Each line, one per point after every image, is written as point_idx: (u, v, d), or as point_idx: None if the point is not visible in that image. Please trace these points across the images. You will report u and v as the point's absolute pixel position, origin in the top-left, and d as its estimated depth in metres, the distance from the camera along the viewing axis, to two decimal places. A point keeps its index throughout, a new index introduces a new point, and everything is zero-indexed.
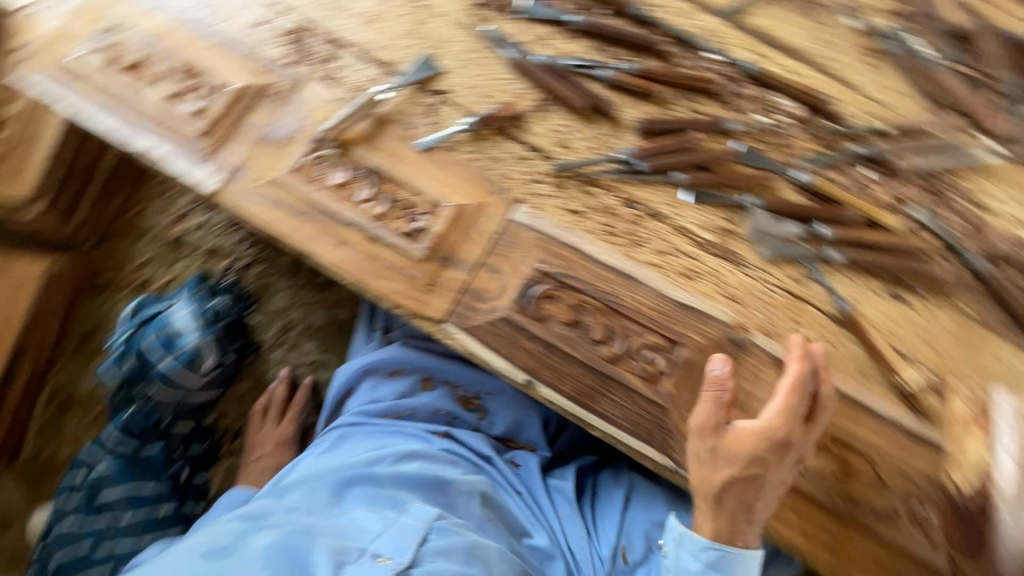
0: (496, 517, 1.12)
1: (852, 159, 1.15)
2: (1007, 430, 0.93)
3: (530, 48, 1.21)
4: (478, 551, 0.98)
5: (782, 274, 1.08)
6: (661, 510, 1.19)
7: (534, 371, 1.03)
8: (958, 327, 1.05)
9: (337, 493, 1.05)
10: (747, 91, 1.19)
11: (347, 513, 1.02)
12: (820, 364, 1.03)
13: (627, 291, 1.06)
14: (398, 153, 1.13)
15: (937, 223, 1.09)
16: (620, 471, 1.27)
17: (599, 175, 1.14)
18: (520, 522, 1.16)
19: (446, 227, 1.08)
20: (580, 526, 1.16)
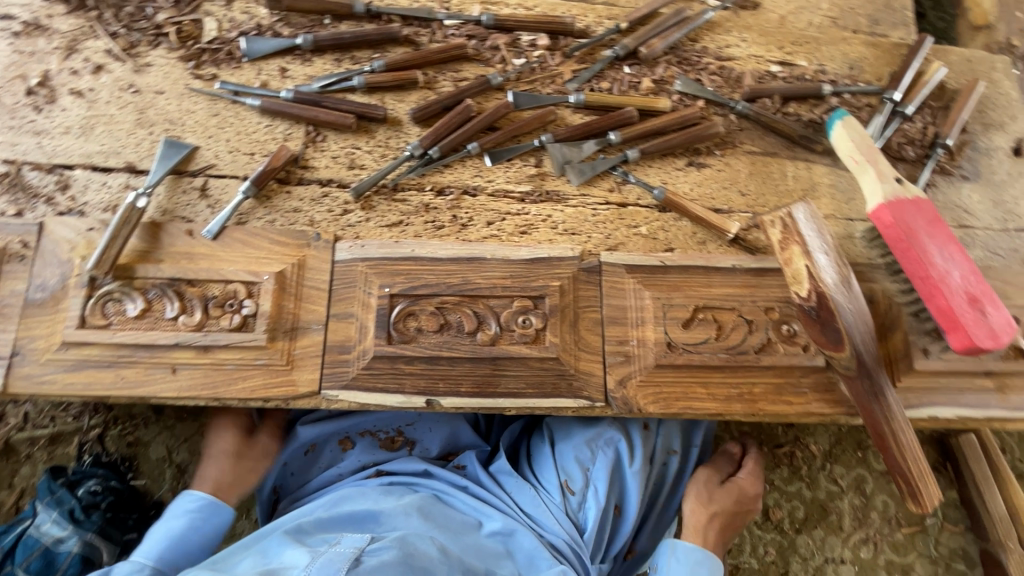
0: (443, 521, 1.09)
1: (609, 64, 1.23)
2: (810, 232, 1.01)
3: (273, 86, 1.14)
4: (415, 560, 0.94)
5: (601, 191, 1.16)
6: (575, 432, 1.20)
7: (429, 390, 1.01)
8: (749, 166, 1.21)
9: (263, 548, 0.98)
10: (495, 42, 1.22)
11: (274, 560, 0.94)
12: (665, 251, 1.14)
13: (476, 273, 1.06)
14: (190, 251, 1.02)
15: (697, 89, 1.22)
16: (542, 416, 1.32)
17: (399, 179, 1.13)
18: (470, 516, 1.14)
19: (275, 299, 1.01)
20: (530, 486, 1.18)
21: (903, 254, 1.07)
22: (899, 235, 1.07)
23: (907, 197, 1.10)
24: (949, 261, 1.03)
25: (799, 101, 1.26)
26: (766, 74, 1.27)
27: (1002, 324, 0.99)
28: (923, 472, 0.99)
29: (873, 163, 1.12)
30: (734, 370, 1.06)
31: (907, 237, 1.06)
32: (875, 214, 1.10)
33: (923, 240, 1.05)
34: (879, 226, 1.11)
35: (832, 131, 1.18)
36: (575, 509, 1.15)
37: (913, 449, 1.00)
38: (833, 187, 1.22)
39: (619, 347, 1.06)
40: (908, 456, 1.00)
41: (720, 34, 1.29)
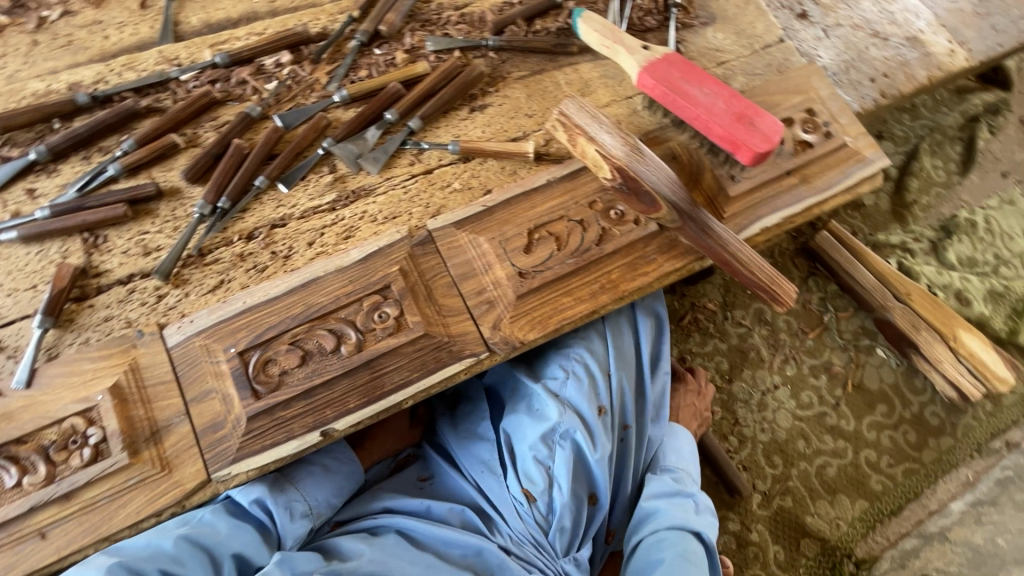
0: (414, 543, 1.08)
1: (358, 53, 1.24)
2: (586, 120, 1.08)
3: (27, 211, 1.05)
4: None
5: (403, 168, 1.18)
6: (526, 430, 1.15)
7: (319, 422, 0.99)
8: (525, 90, 1.27)
9: None
10: (240, 76, 1.19)
11: None
12: (484, 194, 1.17)
13: (316, 294, 1.04)
14: (6, 411, 0.93)
15: (448, 42, 1.26)
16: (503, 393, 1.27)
17: (201, 243, 1.07)
18: (437, 545, 1.09)
19: (120, 414, 0.94)
20: (493, 473, 1.18)
21: (675, 105, 1.17)
22: (664, 91, 1.16)
23: (657, 58, 1.19)
24: (709, 95, 1.14)
25: (543, 16, 1.34)
26: (504, 5, 1.33)
27: (770, 127, 1.11)
28: (775, 280, 1.11)
29: (619, 42, 1.21)
30: (587, 268, 1.12)
31: (671, 91, 1.16)
32: (641, 83, 1.19)
33: (684, 88, 1.16)
34: (649, 92, 1.21)
35: (579, 29, 1.26)
36: (545, 511, 1.11)
37: (758, 265, 1.11)
38: (604, 76, 1.31)
39: (479, 297, 1.09)
40: (753, 270, 1.11)
41: None
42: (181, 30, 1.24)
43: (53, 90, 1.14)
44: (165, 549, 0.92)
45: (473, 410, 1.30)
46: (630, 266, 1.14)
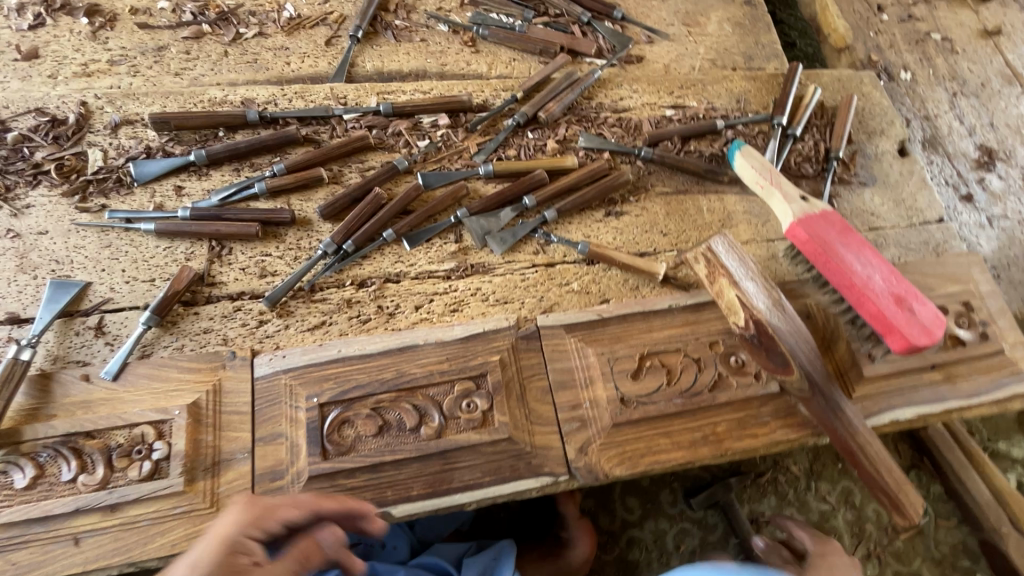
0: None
1: (512, 131, 1.25)
2: (732, 261, 1.02)
3: (169, 207, 1.08)
4: None
5: (526, 254, 1.15)
6: None
7: (377, 501, 0.92)
8: (665, 206, 1.23)
9: None
10: (396, 127, 1.22)
11: None
12: (601, 303, 1.12)
13: (410, 363, 1.00)
14: (87, 399, 0.92)
15: (600, 142, 1.25)
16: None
17: (315, 279, 1.07)
18: None
19: (190, 435, 0.91)
20: None
21: (825, 266, 1.09)
22: (816, 249, 1.09)
23: (816, 213, 1.13)
24: (868, 267, 1.06)
25: (699, 138, 1.31)
26: (662, 118, 1.32)
27: (932, 319, 1.00)
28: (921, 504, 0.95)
29: (778, 185, 1.16)
30: (693, 413, 1.03)
31: (824, 251, 1.08)
32: (791, 233, 1.13)
33: (840, 251, 1.08)
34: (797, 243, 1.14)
35: (736, 162, 1.23)
36: None
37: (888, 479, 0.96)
38: (748, 213, 1.25)
39: (572, 413, 1.01)
40: (882, 470, 0.97)
41: (612, 88, 1.35)
42: (355, 71, 1.30)
43: (228, 100, 1.19)
44: None
45: None
46: (742, 420, 1.04)
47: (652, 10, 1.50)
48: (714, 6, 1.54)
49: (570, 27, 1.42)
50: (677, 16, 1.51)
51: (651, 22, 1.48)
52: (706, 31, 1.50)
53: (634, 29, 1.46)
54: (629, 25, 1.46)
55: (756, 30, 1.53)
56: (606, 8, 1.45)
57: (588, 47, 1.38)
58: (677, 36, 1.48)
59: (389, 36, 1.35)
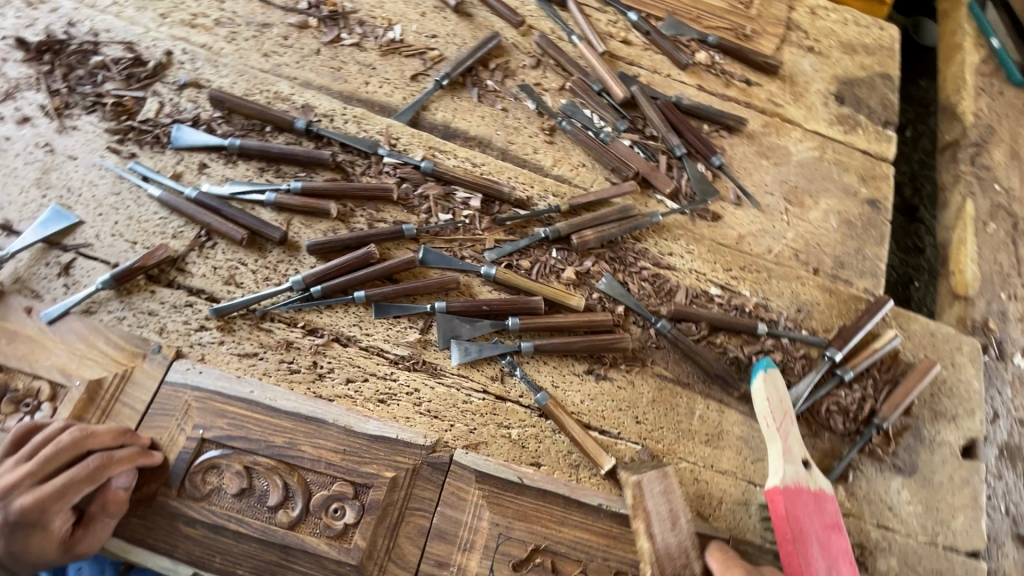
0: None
1: (537, 242, 1.16)
2: (658, 509, 0.92)
3: (186, 180, 1.10)
4: None
5: (482, 376, 1.05)
6: None
7: (201, 562, 0.88)
8: (654, 390, 1.09)
9: None
10: (427, 190, 1.17)
11: None
12: (529, 465, 1.01)
13: (307, 438, 0.95)
14: (17, 331, 0.95)
15: (620, 293, 1.13)
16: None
17: (271, 308, 1.04)
18: None
19: (76, 410, 0.91)
20: None
21: (787, 556, 0.91)
22: (787, 532, 0.91)
23: (818, 492, 0.96)
24: None
25: (731, 333, 1.15)
26: (702, 294, 1.18)
27: None
28: None
29: (784, 435, 0.99)
30: None
31: (794, 540, 0.91)
32: (770, 497, 0.95)
33: (810, 549, 0.90)
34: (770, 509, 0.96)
35: (754, 382, 1.05)
36: None
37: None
38: (743, 440, 1.08)
39: (434, 570, 0.92)
40: None
41: (666, 238, 1.22)
42: (423, 115, 1.26)
43: (291, 99, 1.20)
44: None
45: None
46: None
47: (758, 169, 1.35)
48: (828, 191, 1.36)
49: (657, 156, 1.30)
50: (781, 187, 1.34)
51: (748, 181, 1.33)
52: (806, 216, 1.32)
53: (725, 183, 1.32)
54: (722, 177, 1.32)
55: (864, 237, 1.33)
56: (706, 150, 1.32)
57: (664, 184, 1.26)
58: (770, 208, 1.31)
59: (473, 93, 1.30)
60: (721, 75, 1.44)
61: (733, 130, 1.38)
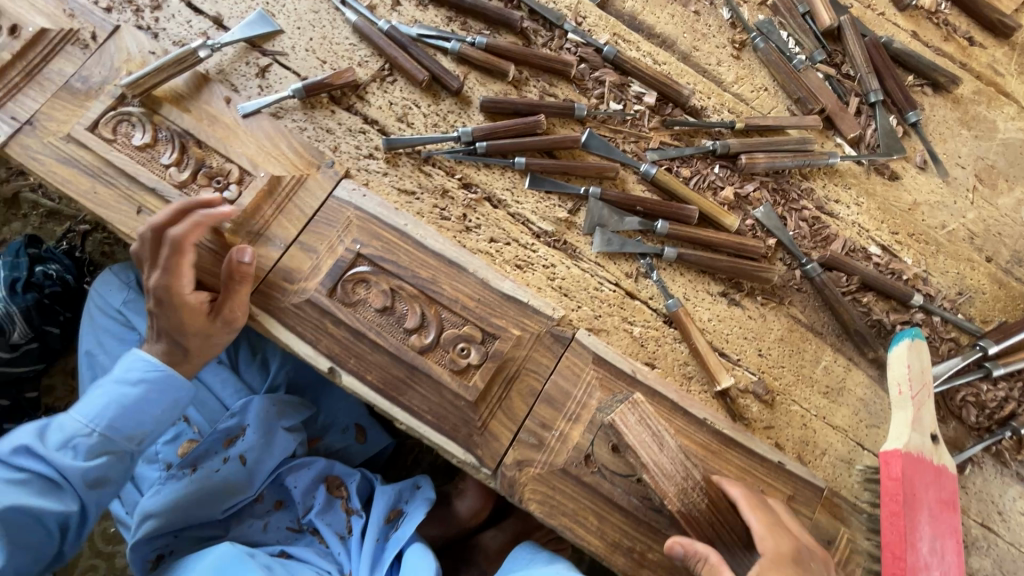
0: (160, 509, 1.10)
1: (702, 154, 1.11)
2: None
3: (378, 13, 1.12)
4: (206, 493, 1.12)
5: (618, 270, 1.06)
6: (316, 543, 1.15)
7: (339, 359, 0.96)
8: (784, 330, 1.06)
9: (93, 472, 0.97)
10: (603, 76, 1.14)
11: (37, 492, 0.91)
12: (644, 363, 1.02)
13: (449, 279, 1.00)
14: (216, 117, 1.03)
15: (777, 225, 1.08)
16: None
17: (435, 153, 1.07)
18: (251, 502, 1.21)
19: (257, 199, 0.99)
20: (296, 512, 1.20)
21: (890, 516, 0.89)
22: (899, 494, 0.88)
23: (942, 469, 0.93)
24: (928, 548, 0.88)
25: (880, 296, 1.09)
26: (859, 250, 1.11)
27: None
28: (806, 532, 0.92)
29: (917, 406, 0.92)
30: (638, 522, 0.93)
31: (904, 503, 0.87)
32: (886, 459, 0.90)
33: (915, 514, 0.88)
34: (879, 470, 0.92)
35: (895, 346, 0.95)
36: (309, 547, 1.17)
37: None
38: (862, 402, 1.05)
39: (537, 429, 0.96)
40: None
41: (836, 184, 1.14)
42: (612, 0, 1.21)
43: None
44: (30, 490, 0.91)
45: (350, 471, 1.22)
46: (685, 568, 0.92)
47: (955, 138, 1.22)
48: None
49: (849, 96, 1.20)
50: (976, 162, 1.21)
51: (941, 148, 1.21)
52: (995, 199, 1.19)
53: (914, 143, 1.20)
54: (913, 136, 1.20)
55: None
56: (904, 102, 1.20)
57: (849, 128, 1.16)
58: (957, 181, 1.19)
59: None
60: (943, 27, 1.28)
61: (939, 89, 1.24)
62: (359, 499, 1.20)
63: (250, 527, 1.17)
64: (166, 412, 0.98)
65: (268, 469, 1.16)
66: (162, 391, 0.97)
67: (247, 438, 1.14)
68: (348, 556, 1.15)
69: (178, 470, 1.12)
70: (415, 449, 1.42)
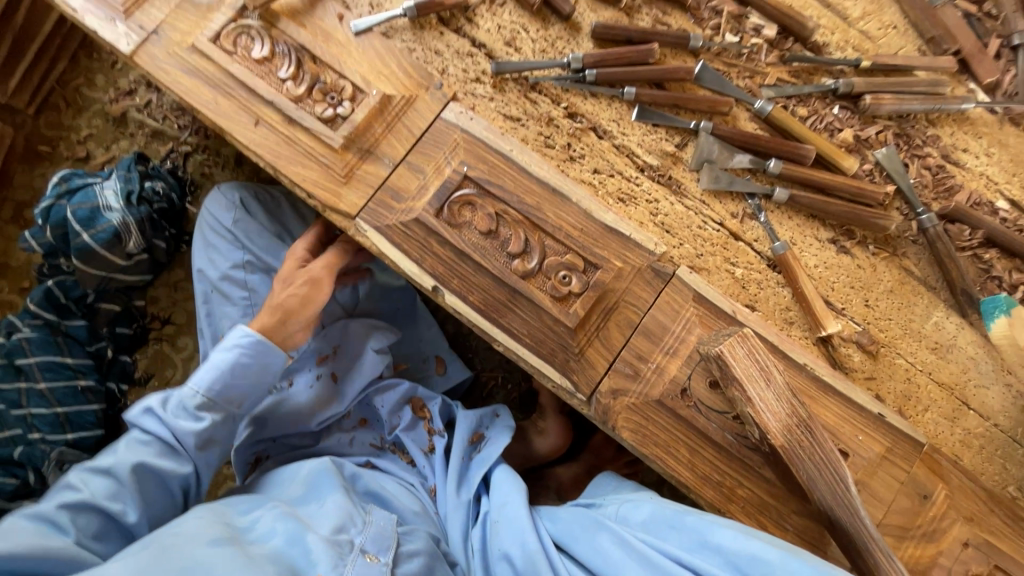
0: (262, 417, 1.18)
1: (822, 93, 1.05)
2: None
3: None
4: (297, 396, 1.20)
5: (723, 209, 1.03)
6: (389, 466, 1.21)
7: (442, 279, 0.98)
8: (894, 282, 1.02)
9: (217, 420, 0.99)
10: (721, 5, 1.08)
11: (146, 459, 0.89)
12: (744, 305, 1.00)
13: (552, 208, 0.99)
14: (331, 33, 1.03)
15: (897, 170, 1.02)
16: (507, 515, 1.03)
17: (541, 80, 1.05)
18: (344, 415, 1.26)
19: (368, 117, 1.00)
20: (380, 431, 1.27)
21: None
22: None
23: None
24: None
25: (1002, 253, 1.03)
26: (985, 204, 1.04)
27: None
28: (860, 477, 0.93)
29: None
30: (729, 457, 0.94)
31: None
32: None
33: None
34: None
35: (990, 326, 0.95)
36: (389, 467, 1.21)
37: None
38: (972, 362, 1.00)
39: (633, 360, 0.97)
40: None
41: (964, 133, 1.06)
42: None
43: None
44: (128, 471, 0.87)
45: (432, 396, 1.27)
46: (773, 507, 0.94)
47: None
48: None
49: (990, 38, 1.10)
50: None
51: None
52: None
53: None
54: None
55: None
56: None
57: (986, 72, 1.07)
58: None
59: None
60: None
61: None
62: (441, 420, 1.26)
63: (339, 439, 1.23)
64: (260, 373, 0.99)
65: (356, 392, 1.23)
66: (253, 366, 0.98)
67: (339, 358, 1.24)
68: (431, 471, 1.22)
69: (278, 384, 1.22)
70: (489, 383, 1.48)
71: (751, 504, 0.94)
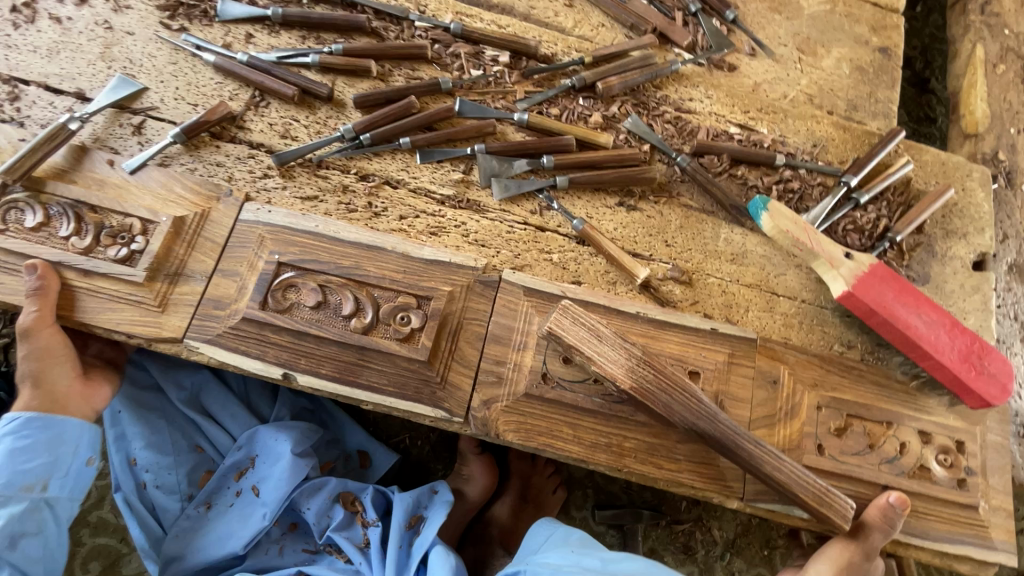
0: (181, 548, 1.20)
1: (564, 92, 1.23)
2: None
3: (235, 49, 1.18)
4: (219, 513, 1.22)
5: (522, 210, 1.15)
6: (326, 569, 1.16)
7: (289, 364, 0.99)
8: (681, 218, 1.18)
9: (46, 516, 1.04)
10: (458, 50, 1.24)
11: None
12: (570, 283, 1.10)
13: (371, 261, 1.05)
14: (104, 180, 1.05)
15: (645, 131, 1.21)
16: None
17: (325, 156, 1.13)
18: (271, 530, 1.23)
19: (166, 242, 1.02)
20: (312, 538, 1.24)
21: (881, 326, 1.06)
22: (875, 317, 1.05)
23: (864, 274, 1.06)
24: (928, 325, 1.04)
25: (750, 166, 1.23)
26: (722, 134, 1.25)
27: (1006, 373, 1.02)
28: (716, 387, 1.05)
29: (814, 243, 1.07)
30: (606, 418, 1.01)
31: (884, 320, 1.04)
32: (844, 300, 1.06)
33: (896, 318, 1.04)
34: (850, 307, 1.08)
35: (761, 223, 1.10)
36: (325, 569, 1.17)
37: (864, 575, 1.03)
38: (765, 259, 1.16)
39: (493, 367, 1.02)
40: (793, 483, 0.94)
41: (685, 86, 1.28)
42: None
43: None
44: None
45: (362, 488, 1.25)
46: (661, 444, 1.01)
47: (771, 23, 1.39)
48: (840, 41, 1.39)
49: (674, 12, 1.35)
50: (794, 39, 1.38)
51: (762, 34, 1.37)
52: (819, 64, 1.36)
53: (740, 37, 1.36)
54: (737, 32, 1.37)
55: (876, 82, 1.36)
56: (720, 5, 1.36)
57: (681, 37, 1.31)
58: (784, 58, 1.35)
59: None
60: None
61: None
62: (374, 511, 1.23)
63: (267, 552, 1.21)
64: (58, 459, 1.03)
65: (276, 501, 1.19)
66: (38, 450, 1.01)
67: (257, 469, 1.24)
68: (369, 566, 1.17)
69: (194, 509, 1.22)
70: (402, 447, 1.47)
71: (642, 450, 1.01)
